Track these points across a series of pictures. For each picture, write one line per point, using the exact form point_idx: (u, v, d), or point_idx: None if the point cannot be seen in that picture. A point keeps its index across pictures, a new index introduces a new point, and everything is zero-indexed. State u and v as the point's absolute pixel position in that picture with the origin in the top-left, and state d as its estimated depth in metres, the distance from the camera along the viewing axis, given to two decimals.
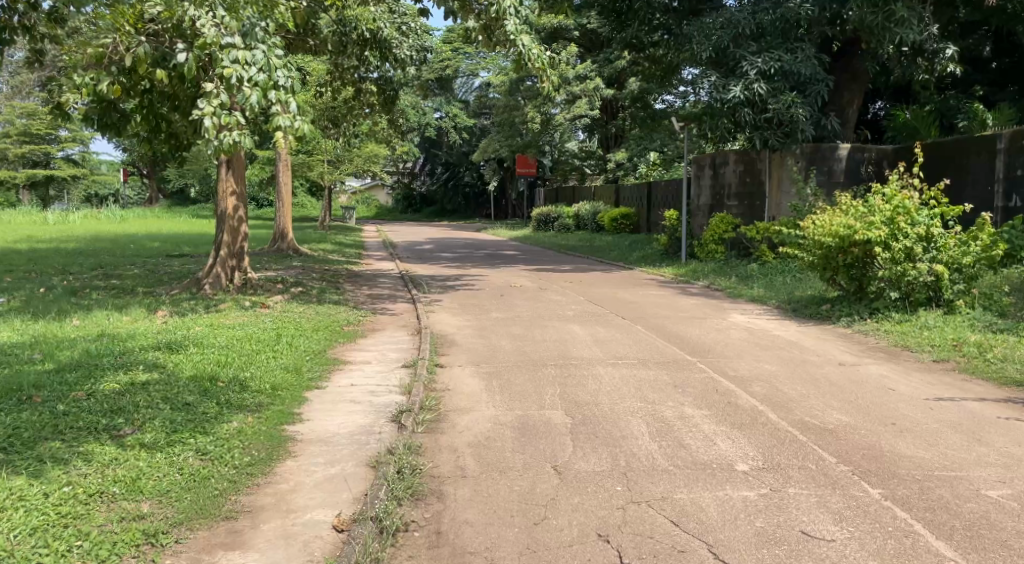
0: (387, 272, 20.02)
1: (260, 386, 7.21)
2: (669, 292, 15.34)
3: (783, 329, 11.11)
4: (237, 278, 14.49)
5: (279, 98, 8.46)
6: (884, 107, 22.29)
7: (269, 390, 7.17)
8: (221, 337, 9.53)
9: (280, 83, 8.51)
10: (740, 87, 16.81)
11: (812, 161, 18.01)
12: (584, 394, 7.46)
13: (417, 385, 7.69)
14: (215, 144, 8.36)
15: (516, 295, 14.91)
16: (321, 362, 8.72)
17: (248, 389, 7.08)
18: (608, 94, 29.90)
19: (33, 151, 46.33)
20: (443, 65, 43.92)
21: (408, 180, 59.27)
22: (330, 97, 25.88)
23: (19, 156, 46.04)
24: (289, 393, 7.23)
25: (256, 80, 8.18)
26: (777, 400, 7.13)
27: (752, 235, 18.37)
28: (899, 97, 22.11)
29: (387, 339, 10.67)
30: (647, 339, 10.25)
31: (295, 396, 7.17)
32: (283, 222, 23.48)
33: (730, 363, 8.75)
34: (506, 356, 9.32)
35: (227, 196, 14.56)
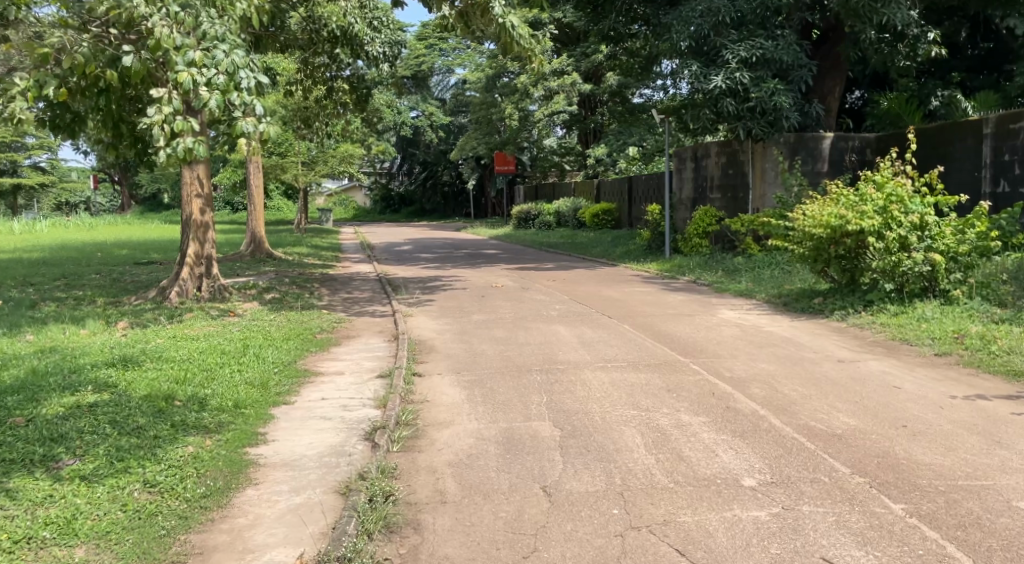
0: (363, 274, 19.45)
1: (220, 404, 6.70)
2: (654, 288, 14.86)
3: (775, 325, 10.66)
4: (206, 286, 13.88)
5: (241, 100, 7.64)
6: (863, 96, 21.94)
7: (230, 408, 6.65)
8: (183, 351, 8.96)
9: (244, 84, 7.75)
10: (722, 76, 16.41)
11: (796, 150, 17.60)
12: (572, 402, 6.96)
13: (392, 397, 7.17)
14: (165, 153, 7.50)
15: (496, 296, 14.39)
16: (290, 374, 8.18)
17: (207, 408, 6.57)
18: (586, 89, 29.41)
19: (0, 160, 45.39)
20: (418, 61, 43.68)
21: (385, 180, 58.58)
22: (302, 97, 25.32)
23: None
24: (252, 411, 6.70)
25: (216, 83, 7.58)
26: (778, 403, 6.65)
27: (736, 227, 17.95)
28: (877, 86, 21.77)
29: (361, 346, 10.14)
30: (635, 339, 9.76)
31: (259, 415, 6.64)
32: (255, 226, 22.84)
33: (724, 363, 8.27)
34: (487, 362, 8.81)
35: (192, 200, 13.96)
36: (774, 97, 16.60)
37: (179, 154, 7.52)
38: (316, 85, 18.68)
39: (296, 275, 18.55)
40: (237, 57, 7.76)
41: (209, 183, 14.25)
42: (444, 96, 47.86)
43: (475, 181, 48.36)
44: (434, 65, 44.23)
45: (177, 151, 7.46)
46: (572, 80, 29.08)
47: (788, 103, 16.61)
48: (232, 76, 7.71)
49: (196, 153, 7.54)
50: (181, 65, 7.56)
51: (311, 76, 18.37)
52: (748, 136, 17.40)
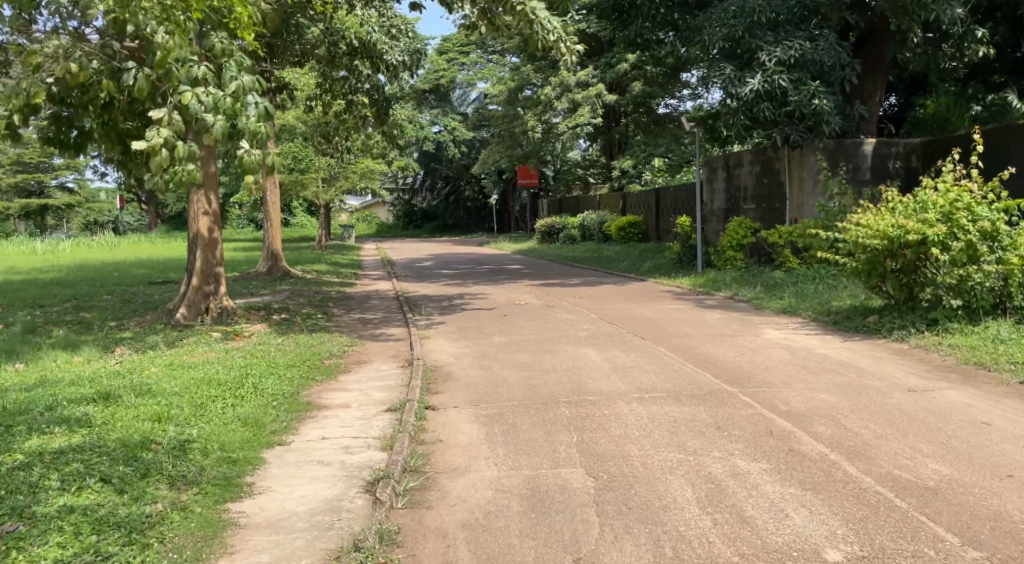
0: (381, 292, 18.63)
1: (204, 445, 5.81)
2: (688, 305, 13.89)
3: (827, 347, 9.68)
4: (215, 309, 13.03)
5: (249, 126, 8.08)
6: (899, 102, 20.94)
7: (215, 451, 5.75)
8: (175, 381, 8.11)
9: (251, 111, 8.13)
10: (758, 79, 15.49)
11: (836, 157, 16.61)
12: (608, 442, 6.04)
13: (400, 438, 6.26)
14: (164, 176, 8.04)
15: (519, 315, 13.46)
16: (289, 408, 7.30)
17: (188, 451, 5.68)
18: (611, 100, 28.48)
19: (26, 180, 45.23)
20: (439, 75, 43.21)
21: (408, 196, 57.93)
22: (321, 111, 24.72)
23: (14, 185, 44.96)
24: (240, 453, 5.80)
25: (223, 105, 7.92)
26: (850, 444, 5.69)
27: (773, 239, 16.88)
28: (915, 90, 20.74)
29: (372, 373, 9.26)
30: (674, 365, 8.80)
31: (249, 459, 5.74)
32: (272, 246, 22.10)
33: (778, 394, 7.32)
34: (510, 392, 7.91)
35: (200, 218, 13.04)
36: (814, 101, 15.55)
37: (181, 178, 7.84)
38: (335, 99, 17.67)
39: (312, 294, 17.75)
40: (243, 80, 8.15)
41: (216, 197, 13.30)
42: (465, 111, 47.15)
43: (498, 195, 47.58)
44: (455, 79, 43.65)
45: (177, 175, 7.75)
46: (597, 91, 28.02)
47: (829, 106, 15.57)
48: (241, 99, 8.12)
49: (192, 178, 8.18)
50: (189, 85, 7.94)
51: (327, 89, 17.36)
52: (785, 143, 16.37)
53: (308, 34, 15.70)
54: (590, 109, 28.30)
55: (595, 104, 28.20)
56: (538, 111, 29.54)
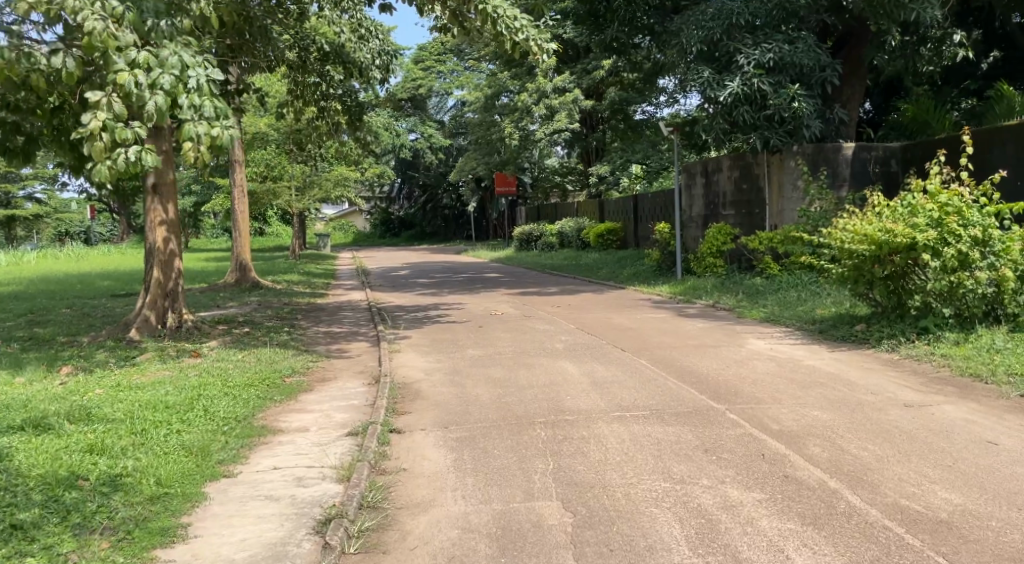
0: (353, 303, 18.03)
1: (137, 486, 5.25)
2: (669, 314, 13.42)
3: (815, 357, 9.20)
4: (171, 321, 12.48)
5: (191, 102, 7.57)
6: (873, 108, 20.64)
7: (150, 492, 5.20)
8: (118, 407, 7.62)
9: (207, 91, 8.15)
10: (737, 82, 15.03)
11: (816, 162, 16.06)
12: (587, 470, 5.51)
13: (359, 469, 5.73)
14: (111, 164, 7.50)
15: (494, 326, 12.93)
16: (240, 435, 6.83)
17: (117, 492, 5.12)
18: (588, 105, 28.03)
19: None
20: (416, 85, 42.74)
21: (386, 204, 57.22)
22: (292, 117, 24.13)
23: None
24: (179, 492, 5.26)
25: (161, 83, 7.46)
26: (851, 469, 5.20)
27: (754, 245, 16.34)
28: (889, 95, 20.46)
29: (336, 392, 8.70)
30: (656, 380, 8.30)
31: (187, 499, 5.20)
32: (242, 258, 21.40)
33: (767, 410, 6.82)
34: (481, 412, 7.37)
35: (156, 227, 12.45)
36: (793, 103, 15.20)
37: (128, 163, 7.53)
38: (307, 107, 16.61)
39: (280, 306, 17.12)
40: (183, 56, 7.69)
41: (175, 206, 12.69)
42: (442, 119, 46.59)
43: (476, 203, 47.07)
44: (432, 88, 43.11)
45: (118, 163, 7.45)
46: (574, 96, 27.55)
47: (809, 110, 15.21)
48: (182, 76, 7.65)
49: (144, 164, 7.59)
50: (123, 64, 7.41)
51: (298, 95, 16.23)
52: (765, 147, 15.93)
53: (278, 38, 14.50)
54: (567, 115, 27.86)
55: (573, 110, 27.83)
56: (515, 117, 28.98)
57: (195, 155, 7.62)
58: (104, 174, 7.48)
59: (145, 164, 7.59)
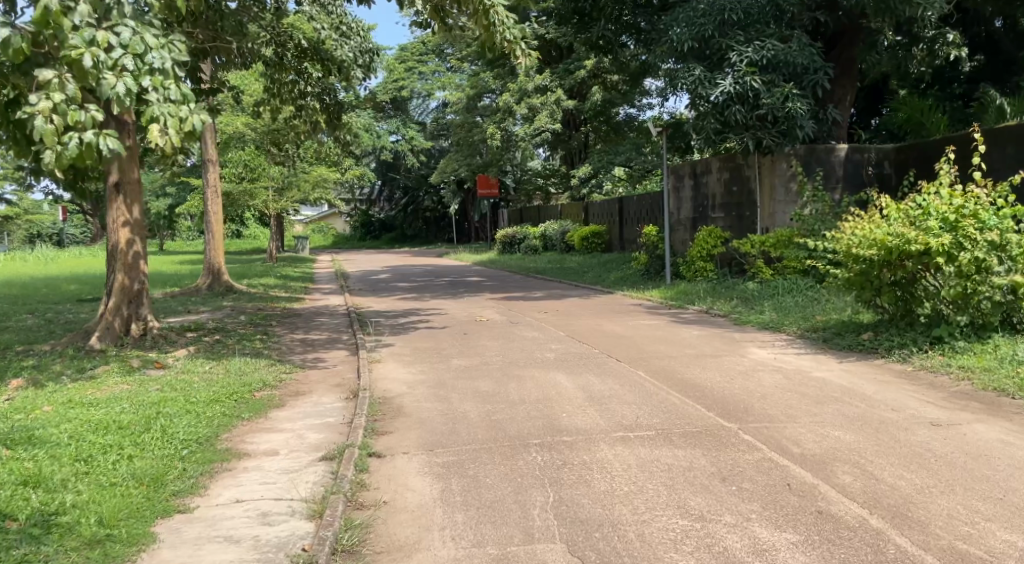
0: (331, 308, 17.30)
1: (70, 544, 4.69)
2: (661, 321, 12.80)
3: (824, 368, 8.61)
4: (135, 329, 11.80)
5: (155, 86, 7.41)
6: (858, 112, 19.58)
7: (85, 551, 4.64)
8: (68, 428, 7.02)
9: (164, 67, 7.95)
10: (729, 80, 14.35)
11: (809, 163, 15.23)
12: (592, 504, 4.87)
13: (334, 503, 5.10)
14: (64, 147, 7.16)
15: (479, 334, 12.25)
16: (200, 461, 6.26)
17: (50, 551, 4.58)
18: (571, 106, 27.08)
19: None
20: (398, 85, 41.98)
21: (366, 207, 56.34)
22: (270, 116, 23.34)
23: None
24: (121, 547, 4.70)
25: (123, 65, 7.23)
26: (892, 504, 4.59)
27: (745, 247, 15.49)
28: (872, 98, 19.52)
29: (310, 408, 8.01)
30: (657, 395, 7.66)
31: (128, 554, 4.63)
32: (215, 261, 20.63)
33: (784, 429, 6.17)
34: (469, 432, 6.69)
35: (118, 228, 11.68)
36: (787, 102, 14.44)
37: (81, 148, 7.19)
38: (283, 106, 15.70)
39: (254, 312, 16.37)
40: (146, 33, 7.40)
41: (140, 207, 11.94)
42: (424, 120, 45.87)
43: (458, 205, 46.36)
44: (413, 89, 42.38)
45: (73, 146, 7.09)
46: (557, 96, 26.73)
47: (803, 109, 14.45)
48: (144, 58, 7.38)
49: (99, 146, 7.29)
50: (81, 42, 7.04)
51: (272, 94, 15.36)
52: (758, 148, 15.22)
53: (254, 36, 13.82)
54: (549, 115, 27.09)
55: (556, 110, 27.05)
56: (497, 118, 28.31)
57: (162, 138, 7.56)
58: (54, 160, 7.17)
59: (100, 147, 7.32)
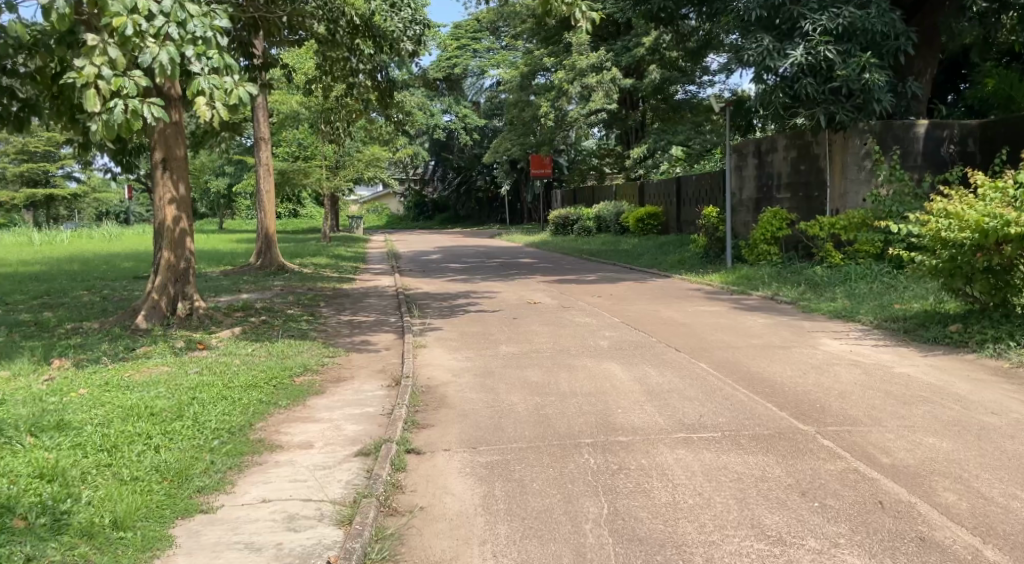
0: (380, 289, 16.92)
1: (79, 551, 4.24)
2: (723, 307, 12.09)
3: (907, 364, 7.90)
4: (181, 309, 11.46)
5: (200, 55, 7.04)
6: None
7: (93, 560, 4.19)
8: (99, 413, 6.59)
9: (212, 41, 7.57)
10: (801, 51, 13.58)
11: (883, 141, 14.14)
12: (652, 521, 4.35)
13: (365, 509, 4.61)
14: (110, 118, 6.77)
15: (529, 318, 11.70)
16: (230, 452, 5.74)
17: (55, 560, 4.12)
18: (626, 85, 26.19)
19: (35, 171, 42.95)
20: (451, 63, 41.42)
21: (419, 187, 55.89)
22: (321, 94, 22.97)
23: (21, 176, 42.87)
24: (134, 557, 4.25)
25: (166, 34, 6.80)
26: (1007, 532, 4.01)
27: (813, 231, 14.65)
28: None
29: (350, 395, 7.57)
30: (722, 391, 7.04)
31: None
32: (267, 238, 20.39)
33: (870, 436, 5.53)
34: (516, 428, 6.16)
35: (165, 205, 11.27)
36: (864, 74, 13.50)
37: (129, 116, 6.79)
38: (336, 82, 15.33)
39: (303, 292, 16.07)
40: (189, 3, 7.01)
41: (186, 183, 11.48)
42: (478, 100, 45.21)
43: (511, 186, 45.72)
44: (467, 67, 41.65)
45: (119, 113, 6.70)
46: (613, 75, 25.89)
47: (882, 82, 13.46)
48: (187, 27, 6.96)
49: (147, 115, 6.89)
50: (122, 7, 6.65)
51: (324, 72, 15.08)
52: (830, 123, 14.32)
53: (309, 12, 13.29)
54: (604, 94, 26.12)
55: (612, 91, 26.16)
56: (551, 97, 27.56)
57: (208, 112, 7.21)
58: (101, 128, 6.85)
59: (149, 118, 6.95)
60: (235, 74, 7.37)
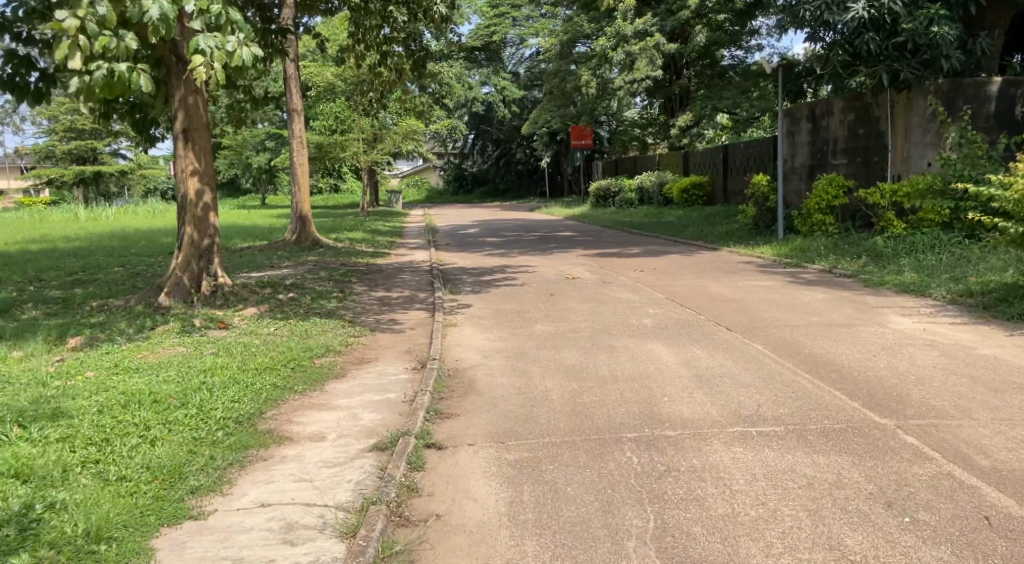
0: (417, 264, 16.33)
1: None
2: (777, 281, 11.26)
3: (990, 345, 7.14)
4: (206, 286, 10.63)
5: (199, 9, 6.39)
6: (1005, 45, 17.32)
7: None
8: (98, 398, 5.93)
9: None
10: (863, 3, 12.67)
11: (952, 100, 13.11)
12: (708, 538, 3.69)
13: (374, 521, 3.95)
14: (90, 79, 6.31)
15: (568, 294, 10.99)
16: (233, 445, 5.04)
17: None
18: (671, 49, 24.98)
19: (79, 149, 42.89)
20: (489, 31, 40.89)
21: (459, 160, 55.08)
22: (355, 64, 22.34)
23: (67, 154, 42.86)
24: None
25: None
26: None
27: (873, 198, 13.67)
28: None
29: (373, 380, 6.92)
30: (783, 375, 6.30)
31: None
32: (302, 212, 19.84)
33: (964, 437, 4.82)
34: (550, 418, 5.49)
35: (186, 178, 10.40)
36: (932, 27, 12.48)
37: (108, 81, 6.30)
38: (367, 55, 14.29)
39: (336, 267, 15.53)
40: None
41: (209, 155, 10.58)
42: (517, 70, 44.33)
43: (552, 158, 44.75)
44: (507, 35, 40.83)
45: (99, 78, 6.24)
46: (656, 40, 24.64)
47: (951, 35, 12.43)
48: None
49: (131, 81, 6.39)
50: None
51: (357, 39, 13.90)
52: (893, 83, 13.35)
53: None
54: (648, 60, 24.83)
55: (657, 56, 24.91)
56: (594, 64, 26.30)
57: (205, 75, 6.66)
58: (80, 86, 6.43)
59: (133, 83, 6.43)
60: (240, 35, 6.74)
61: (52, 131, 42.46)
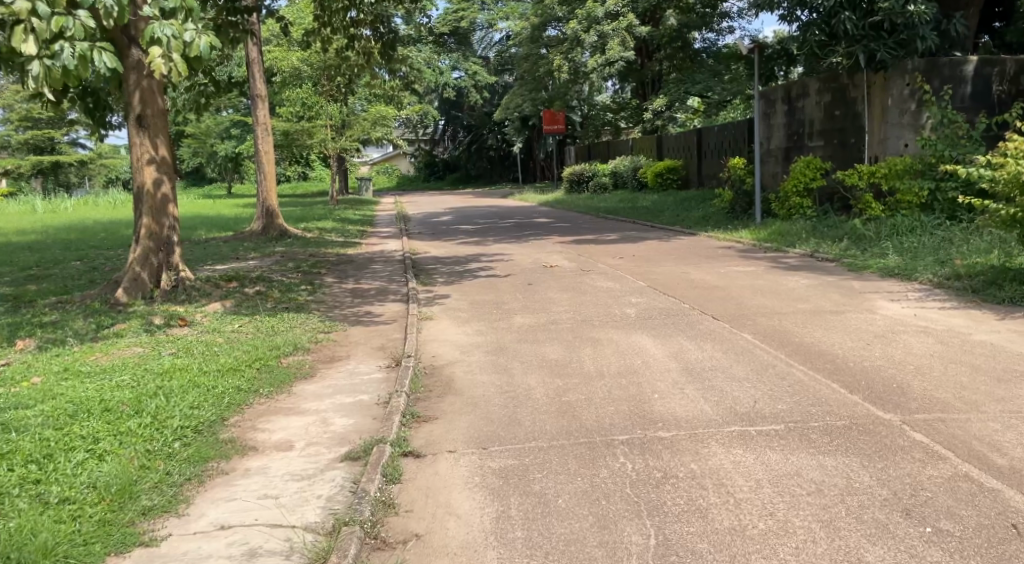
0: (388, 253, 15.89)
1: None
2: (759, 267, 10.97)
3: (985, 331, 6.89)
4: (167, 280, 10.12)
5: None
6: None
7: None
8: (44, 407, 5.48)
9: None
10: None
11: (928, 81, 12.80)
12: (716, 557, 3.40)
13: (344, 546, 3.58)
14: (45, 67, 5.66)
15: (545, 283, 10.63)
16: (191, 458, 4.64)
17: None
18: (644, 31, 24.71)
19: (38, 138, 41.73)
20: (457, 16, 40.50)
21: (429, 147, 54.41)
22: (321, 48, 21.80)
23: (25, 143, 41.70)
24: None
25: None
26: None
27: (851, 180, 13.43)
28: None
29: (344, 380, 6.52)
30: (775, 368, 6.00)
31: None
32: (268, 202, 19.27)
33: (974, 433, 4.55)
34: (535, 420, 5.14)
35: (143, 167, 9.89)
36: (908, 6, 12.34)
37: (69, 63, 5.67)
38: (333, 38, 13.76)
39: (304, 258, 15.05)
40: None
41: (167, 142, 10.12)
42: (487, 54, 43.88)
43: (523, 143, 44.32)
44: (475, 20, 40.49)
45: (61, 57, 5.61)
46: (629, 22, 24.36)
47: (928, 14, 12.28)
48: None
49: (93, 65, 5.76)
50: None
51: (323, 23, 13.28)
52: (870, 64, 13.11)
53: None
54: (620, 42, 24.51)
55: (629, 39, 24.66)
56: (565, 48, 25.69)
57: (164, 66, 6.13)
58: (39, 74, 5.72)
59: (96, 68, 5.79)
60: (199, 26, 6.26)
61: (10, 120, 41.28)
